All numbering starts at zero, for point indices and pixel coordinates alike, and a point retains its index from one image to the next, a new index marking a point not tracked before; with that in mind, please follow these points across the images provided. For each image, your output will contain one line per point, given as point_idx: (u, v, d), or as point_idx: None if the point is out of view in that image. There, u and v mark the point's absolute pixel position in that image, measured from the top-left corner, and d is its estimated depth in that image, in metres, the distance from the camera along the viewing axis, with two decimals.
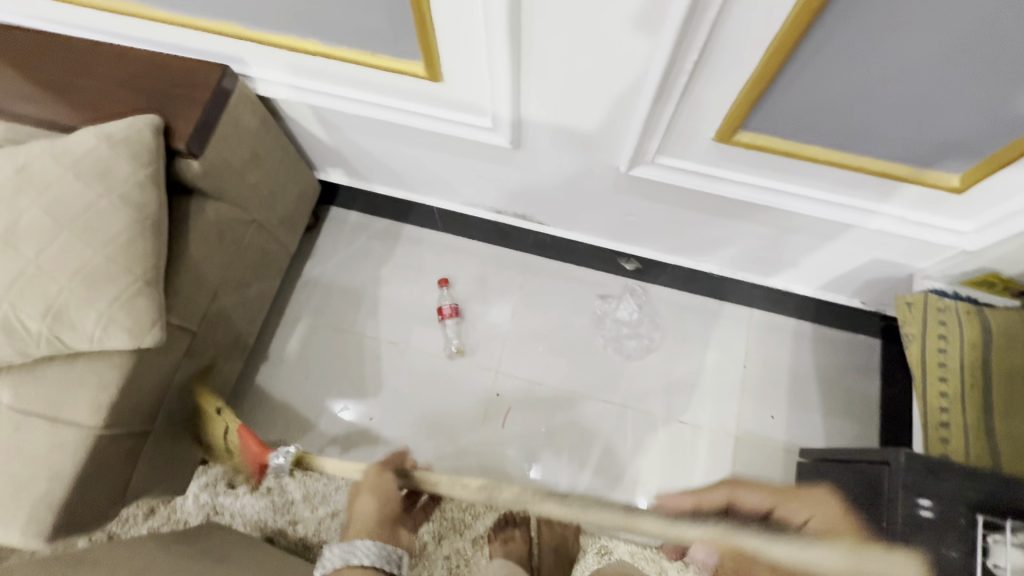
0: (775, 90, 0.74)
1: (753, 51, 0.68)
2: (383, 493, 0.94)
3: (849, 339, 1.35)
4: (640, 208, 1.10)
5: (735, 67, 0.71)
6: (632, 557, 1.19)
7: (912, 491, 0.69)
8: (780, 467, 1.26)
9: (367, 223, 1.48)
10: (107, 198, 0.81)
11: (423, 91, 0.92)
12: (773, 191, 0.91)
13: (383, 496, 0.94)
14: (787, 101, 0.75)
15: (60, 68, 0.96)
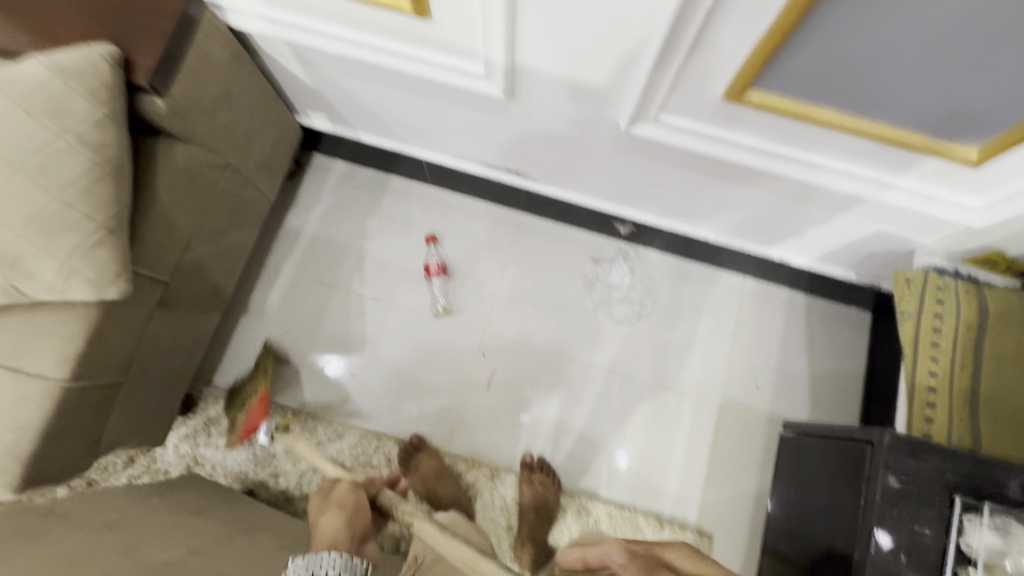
0: (793, 44, 0.67)
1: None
2: (352, 506, 0.88)
3: (840, 311, 1.34)
4: (638, 169, 1.04)
5: (753, 15, 0.64)
6: (610, 517, 1.22)
7: (890, 473, 0.68)
8: (760, 436, 1.27)
9: (352, 173, 1.41)
10: (60, 137, 0.74)
11: (409, 30, 0.84)
12: (780, 156, 0.85)
13: (349, 510, 0.87)
14: (804, 58, 0.69)
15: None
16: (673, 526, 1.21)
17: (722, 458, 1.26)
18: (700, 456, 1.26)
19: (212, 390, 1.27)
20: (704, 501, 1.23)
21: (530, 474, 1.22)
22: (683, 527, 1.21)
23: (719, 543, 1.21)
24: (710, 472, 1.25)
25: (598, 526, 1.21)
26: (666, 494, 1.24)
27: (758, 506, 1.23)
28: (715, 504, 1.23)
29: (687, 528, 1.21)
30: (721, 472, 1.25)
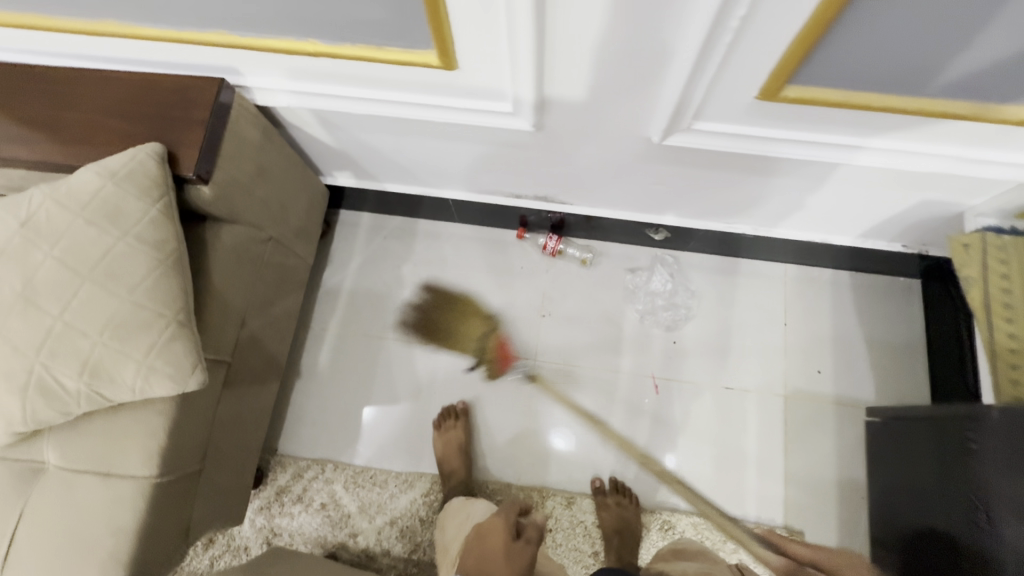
0: (830, 41, 0.67)
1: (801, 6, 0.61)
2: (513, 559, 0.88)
3: (888, 283, 1.32)
4: (671, 176, 1.04)
5: (782, 22, 0.64)
6: (695, 528, 1.20)
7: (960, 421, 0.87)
8: (832, 421, 1.24)
9: (379, 223, 1.44)
10: (122, 240, 0.74)
11: (435, 81, 0.84)
12: (818, 142, 0.85)
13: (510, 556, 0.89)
14: (837, 52, 0.68)
15: (32, 85, 0.87)
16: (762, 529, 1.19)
17: (798, 451, 1.23)
18: (775, 451, 1.24)
19: (278, 458, 1.27)
20: (787, 497, 1.21)
21: (605, 499, 1.21)
22: (771, 528, 1.19)
23: (810, 537, 1.18)
24: (788, 467, 1.22)
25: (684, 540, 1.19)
26: (748, 496, 1.22)
27: (843, 494, 1.20)
28: (799, 498, 1.21)
29: (777, 528, 1.19)
30: (797, 465, 1.22)
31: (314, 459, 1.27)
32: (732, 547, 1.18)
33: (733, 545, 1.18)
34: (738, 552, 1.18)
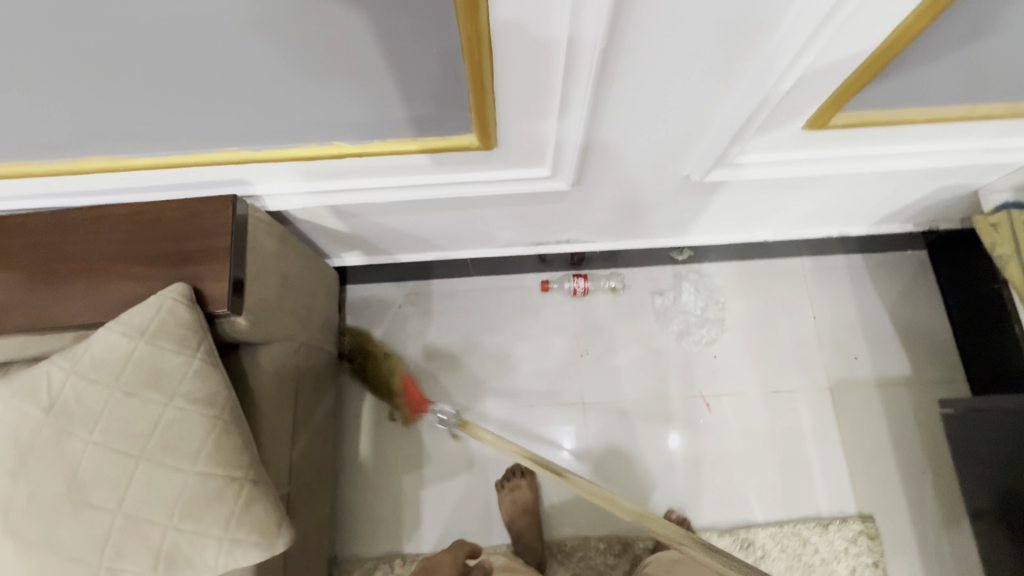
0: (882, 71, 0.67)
1: (861, 47, 0.61)
2: None
3: (899, 259, 1.37)
4: (700, 204, 1.03)
5: (837, 63, 0.63)
6: (775, 538, 1.19)
7: None
8: (879, 403, 1.28)
9: (392, 292, 1.37)
10: (172, 404, 0.66)
11: (468, 160, 0.80)
12: (851, 157, 0.86)
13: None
14: (886, 79, 0.68)
15: (22, 236, 0.78)
16: (837, 523, 1.19)
17: (855, 439, 1.25)
18: (833, 444, 1.25)
19: (337, 565, 1.18)
20: (855, 487, 1.23)
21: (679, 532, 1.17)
22: (846, 519, 1.20)
23: (885, 522, 1.20)
24: (849, 456, 1.24)
25: (768, 553, 1.18)
26: (818, 494, 1.22)
27: (906, 472, 1.23)
28: (866, 485, 1.23)
29: (850, 518, 1.20)
30: (857, 453, 1.25)
31: (376, 557, 1.19)
32: (815, 550, 1.18)
33: (815, 547, 1.18)
34: (822, 553, 1.18)
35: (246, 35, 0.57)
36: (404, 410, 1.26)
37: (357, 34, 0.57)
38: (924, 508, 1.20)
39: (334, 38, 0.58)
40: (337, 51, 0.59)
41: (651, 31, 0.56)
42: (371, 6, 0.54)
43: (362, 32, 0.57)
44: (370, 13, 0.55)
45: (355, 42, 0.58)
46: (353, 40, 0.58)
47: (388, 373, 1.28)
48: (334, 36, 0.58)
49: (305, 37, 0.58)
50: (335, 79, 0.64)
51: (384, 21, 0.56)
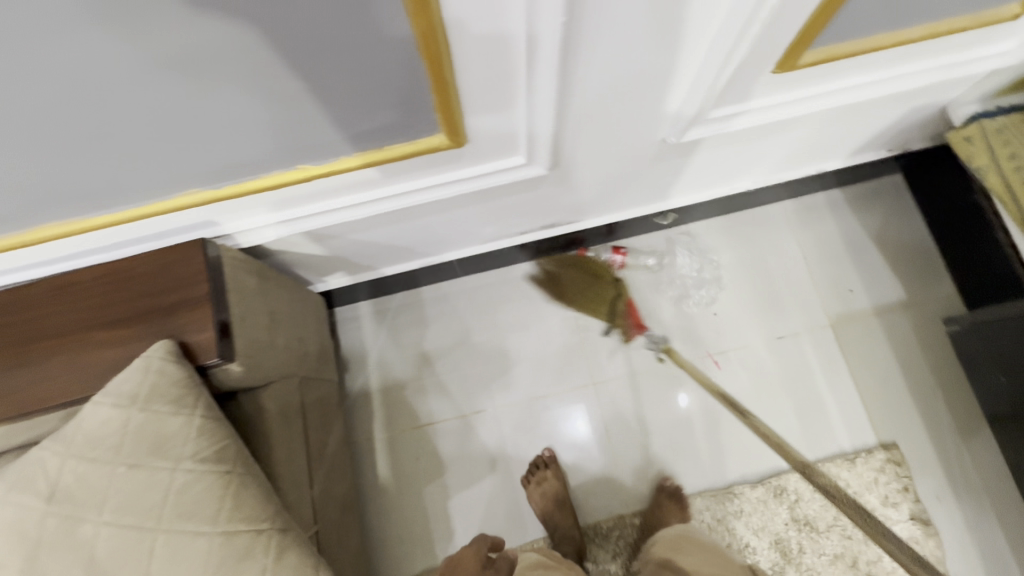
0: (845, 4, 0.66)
1: None
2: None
3: (876, 186, 1.38)
4: (678, 166, 1.02)
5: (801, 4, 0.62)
6: (805, 482, 1.20)
7: None
8: (881, 331, 1.29)
9: (383, 307, 1.34)
10: (180, 469, 0.63)
11: (441, 161, 0.77)
12: (822, 93, 0.85)
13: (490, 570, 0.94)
14: (850, 10, 0.67)
15: None
16: (862, 455, 1.21)
17: (864, 369, 1.27)
18: (844, 379, 1.27)
19: None
20: (872, 417, 1.24)
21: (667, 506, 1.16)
22: (869, 450, 1.21)
23: (906, 445, 1.22)
24: (861, 387, 1.26)
25: (801, 497, 1.19)
26: (837, 429, 1.24)
27: (918, 393, 1.25)
28: (882, 413, 1.24)
29: (873, 449, 1.21)
30: (868, 383, 1.26)
31: None
32: (845, 485, 1.19)
33: (845, 483, 1.20)
34: (852, 487, 1.19)
35: (183, 74, 0.53)
36: (626, 328, 1.30)
37: (306, 56, 0.54)
38: (939, 425, 1.22)
39: (280, 62, 0.54)
40: (286, 74, 0.56)
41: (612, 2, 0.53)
42: (315, 24, 0.50)
43: (312, 56, 0.54)
44: (315, 30, 0.51)
45: (303, 62, 0.55)
46: (301, 60, 0.54)
47: (617, 295, 1.30)
48: (280, 60, 0.54)
49: (252, 70, 0.54)
50: (289, 102, 0.60)
51: (330, 35, 0.52)
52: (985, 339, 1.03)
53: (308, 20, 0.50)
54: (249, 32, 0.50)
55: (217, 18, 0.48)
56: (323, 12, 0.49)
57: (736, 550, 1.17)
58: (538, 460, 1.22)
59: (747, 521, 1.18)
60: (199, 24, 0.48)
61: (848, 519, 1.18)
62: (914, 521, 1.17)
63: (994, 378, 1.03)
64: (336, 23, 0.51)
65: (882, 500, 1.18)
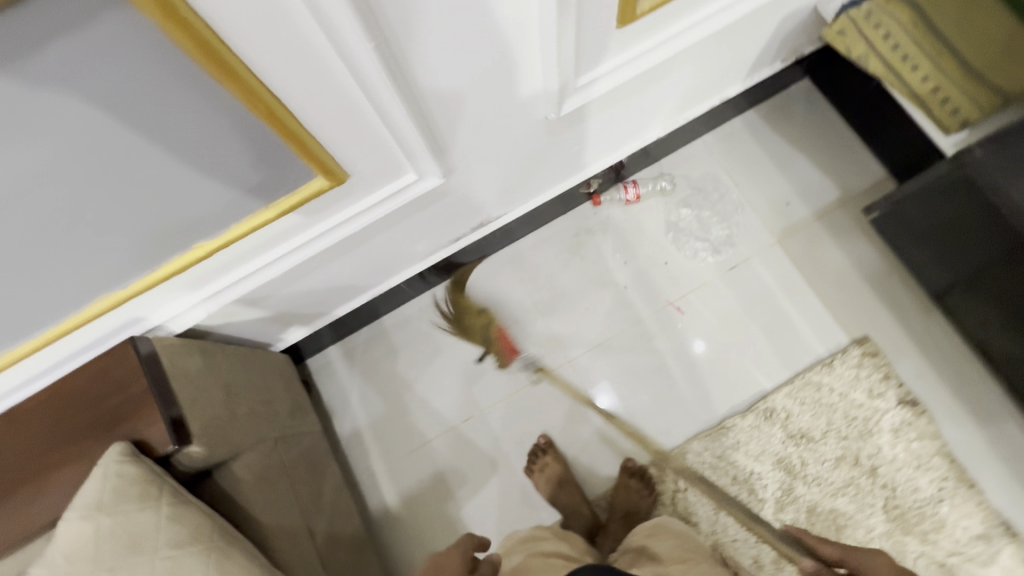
0: None
1: None
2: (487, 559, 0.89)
3: (787, 96, 1.39)
4: (577, 135, 1.03)
5: None
6: (792, 397, 1.22)
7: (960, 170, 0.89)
8: (827, 233, 1.31)
9: (350, 345, 1.36)
10: (160, 560, 0.66)
11: (335, 200, 0.78)
12: (681, 31, 0.87)
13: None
14: None
15: None
16: (838, 357, 1.23)
17: (819, 274, 1.29)
18: (802, 289, 1.29)
19: None
20: (839, 317, 1.26)
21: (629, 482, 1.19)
22: (843, 349, 1.24)
23: (878, 336, 1.24)
24: (821, 292, 1.28)
25: (791, 412, 1.22)
26: (809, 339, 1.26)
27: (876, 282, 1.27)
28: (847, 311, 1.26)
29: (847, 347, 1.24)
30: (827, 286, 1.28)
31: None
32: (830, 389, 1.22)
33: (829, 387, 1.22)
34: (836, 389, 1.22)
35: (34, 188, 0.55)
36: (501, 354, 1.30)
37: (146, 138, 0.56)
38: (903, 307, 1.25)
39: (126, 150, 0.56)
40: (136, 159, 0.58)
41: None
42: (141, 108, 0.52)
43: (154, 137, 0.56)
44: (141, 112, 0.53)
45: (148, 143, 0.56)
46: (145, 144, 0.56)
47: (487, 324, 1.29)
48: (124, 148, 0.55)
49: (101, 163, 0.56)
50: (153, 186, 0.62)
51: (159, 113, 0.53)
52: (908, 219, 1.05)
53: (128, 105, 0.51)
54: (77, 131, 0.51)
55: (38, 126, 0.49)
56: (141, 94, 0.51)
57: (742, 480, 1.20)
58: (535, 448, 1.24)
59: (746, 449, 1.21)
60: (24, 138, 0.49)
61: (840, 420, 1.20)
62: (903, 405, 1.19)
63: (932, 252, 1.05)
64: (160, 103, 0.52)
65: (868, 394, 1.21)
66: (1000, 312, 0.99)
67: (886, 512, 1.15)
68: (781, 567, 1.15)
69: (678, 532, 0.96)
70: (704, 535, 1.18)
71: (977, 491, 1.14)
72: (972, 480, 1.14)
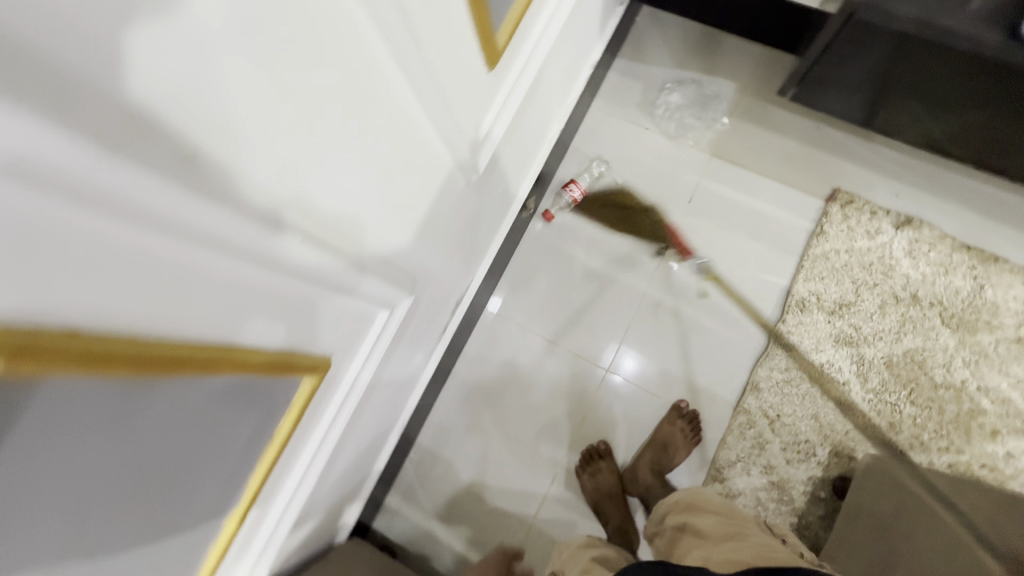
0: None
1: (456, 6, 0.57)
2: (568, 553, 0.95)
3: (639, 27, 1.40)
4: (497, 176, 1.00)
5: (459, 33, 0.60)
6: (810, 278, 1.23)
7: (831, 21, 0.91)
8: (748, 123, 1.33)
9: (404, 483, 1.27)
10: None
11: (330, 383, 0.71)
12: (538, 39, 0.85)
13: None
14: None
15: None
16: (825, 221, 1.25)
17: (763, 162, 1.31)
18: (758, 182, 1.30)
19: None
20: (803, 188, 1.29)
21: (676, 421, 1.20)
22: (824, 211, 1.26)
23: (843, 183, 1.27)
24: (775, 175, 1.30)
25: (818, 293, 1.22)
26: (790, 220, 1.28)
27: (813, 140, 1.30)
28: (805, 178, 1.29)
29: (826, 208, 1.26)
30: (775, 168, 1.30)
31: None
32: (836, 251, 1.24)
33: (834, 249, 1.24)
34: (841, 248, 1.23)
35: None
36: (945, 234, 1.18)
37: (150, 483, 0.48)
38: (848, 147, 1.28)
39: (134, 509, 0.48)
40: (147, 508, 0.49)
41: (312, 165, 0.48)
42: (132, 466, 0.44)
43: (154, 477, 0.48)
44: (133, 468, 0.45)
45: (151, 485, 0.48)
46: (149, 488, 0.48)
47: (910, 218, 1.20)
48: (131, 507, 0.47)
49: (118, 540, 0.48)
50: (166, 513, 0.53)
51: (147, 454, 0.46)
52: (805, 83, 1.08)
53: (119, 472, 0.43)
54: (86, 534, 0.43)
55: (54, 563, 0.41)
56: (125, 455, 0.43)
57: (818, 376, 1.19)
58: (591, 452, 1.22)
59: (804, 347, 1.21)
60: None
61: (861, 273, 1.22)
62: (902, 227, 1.22)
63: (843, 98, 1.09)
64: (137, 446, 0.44)
65: (868, 235, 1.23)
66: (920, 112, 1.02)
67: (948, 325, 1.17)
68: (898, 429, 1.15)
69: (721, 505, 0.91)
70: (819, 445, 1.17)
71: (1002, 260, 1.18)
72: (992, 254, 1.19)
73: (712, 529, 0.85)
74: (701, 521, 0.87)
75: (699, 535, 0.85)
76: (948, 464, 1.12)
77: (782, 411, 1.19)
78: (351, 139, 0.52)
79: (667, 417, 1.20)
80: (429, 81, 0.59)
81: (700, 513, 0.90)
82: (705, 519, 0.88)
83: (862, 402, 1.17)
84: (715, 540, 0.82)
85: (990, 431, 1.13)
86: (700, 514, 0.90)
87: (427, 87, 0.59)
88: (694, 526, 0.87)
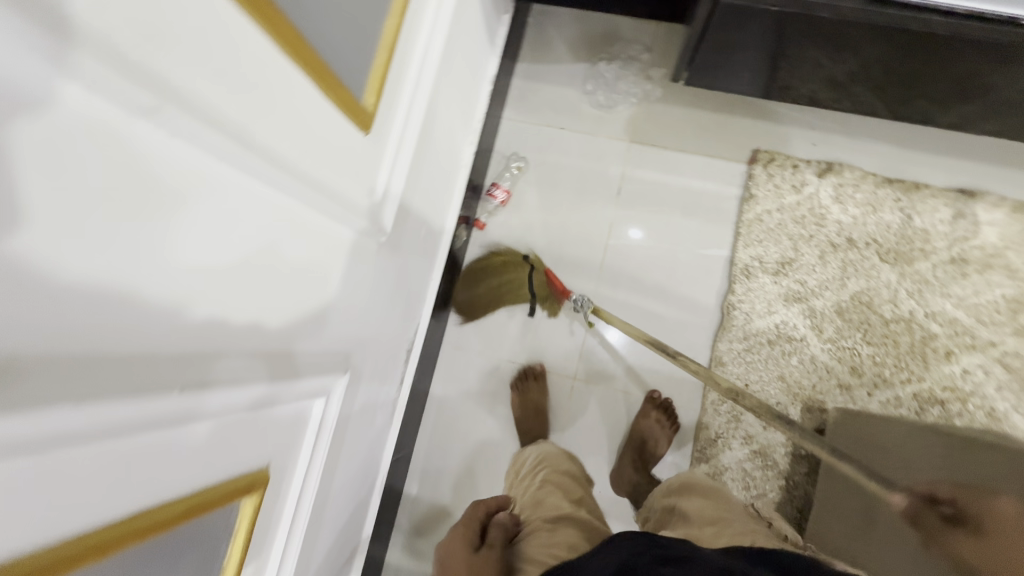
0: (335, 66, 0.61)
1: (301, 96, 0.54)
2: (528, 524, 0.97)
3: (534, 27, 1.37)
4: (414, 222, 0.97)
5: (314, 118, 0.57)
6: (750, 244, 1.24)
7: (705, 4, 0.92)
8: (659, 102, 1.32)
9: (401, 534, 1.26)
10: None
11: (277, 489, 0.68)
12: (415, 84, 0.82)
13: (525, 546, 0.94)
14: (344, 61, 0.62)
15: None
16: (752, 184, 1.26)
17: (682, 138, 1.31)
18: (681, 159, 1.30)
19: None
20: (725, 156, 1.29)
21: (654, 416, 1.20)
22: (749, 175, 1.27)
23: (762, 143, 1.28)
24: (696, 148, 1.30)
25: (760, 256, 1.23)
26: (719, 190, 1.28)
27: (725, 106, 1.30)
28: (725, 146, 1.29)
29: (750, 170, 1.27)
30: (695, 142, 1.30)
31: None
32: (768, 211, 1.25)
33: (766, 210, 1.25)
34: (772, 207, 1.25)
35: None
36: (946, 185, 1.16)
37: None
38: (759, 106, 1.29)
39: None
40: None
41: (167, 310, 0.45)
42: None
43: None
44: None
45: None
46: None
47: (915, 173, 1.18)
48: None
49: None
50: None
51: None
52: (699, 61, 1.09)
53: None
54: None
55: None
56: None
57: (776, 337, 1.21)
58: None
59: (757, 313, 1.22)
60: None
61: (795, 227, 1.24)
62: (824, 174, 1.24)
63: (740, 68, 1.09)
64: None
65: (795, 190, 1.24)
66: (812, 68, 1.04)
67: (886, 261, 1.20)
68: (860, 371, 1.18)
69: (711, 487, 0.92)
70: (791, 404, 1.19)
71: (924, 186, 1.21)
72: (913, 182, 1.21)
73: (701, 510, 0.86)
74: (690, 503, 0.89)
75: (686, 516, 0.87)
76: (913, 394, 1.15)
77: (750, 380, 1.20)
78: (212, 262, 0.48)
79: (642, 411, 1.20)
80: (296, 178, 0.56)
81: (691, 497, 0.91)
82: (695, 502, 0.89)
83: (823, 354, 1.19)
84: (700, 523, 0.84)
85: (945, 354, 1.16)
86: (691, 496, 0.91)
87: (292, 182, 0.55)
88: (681, 510, 0.89)
